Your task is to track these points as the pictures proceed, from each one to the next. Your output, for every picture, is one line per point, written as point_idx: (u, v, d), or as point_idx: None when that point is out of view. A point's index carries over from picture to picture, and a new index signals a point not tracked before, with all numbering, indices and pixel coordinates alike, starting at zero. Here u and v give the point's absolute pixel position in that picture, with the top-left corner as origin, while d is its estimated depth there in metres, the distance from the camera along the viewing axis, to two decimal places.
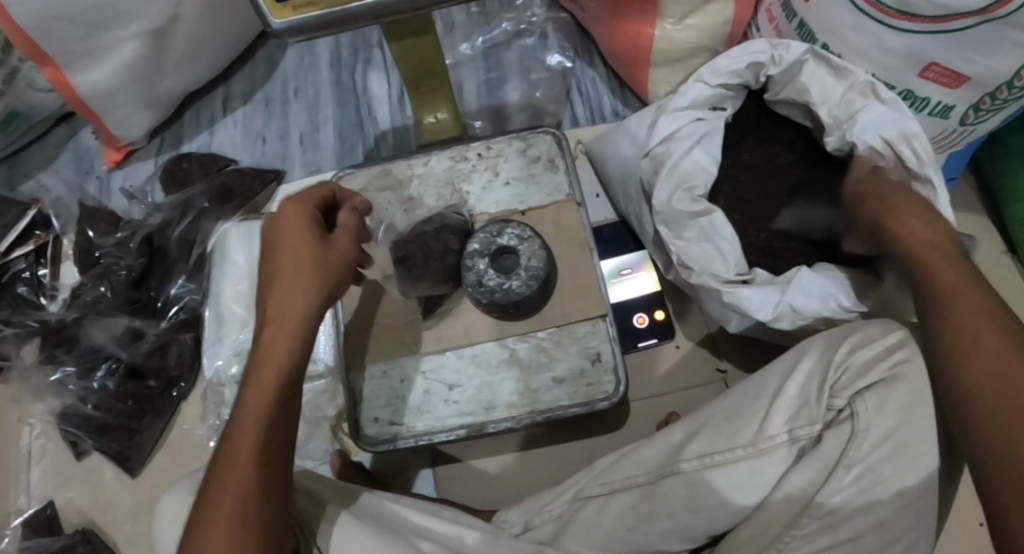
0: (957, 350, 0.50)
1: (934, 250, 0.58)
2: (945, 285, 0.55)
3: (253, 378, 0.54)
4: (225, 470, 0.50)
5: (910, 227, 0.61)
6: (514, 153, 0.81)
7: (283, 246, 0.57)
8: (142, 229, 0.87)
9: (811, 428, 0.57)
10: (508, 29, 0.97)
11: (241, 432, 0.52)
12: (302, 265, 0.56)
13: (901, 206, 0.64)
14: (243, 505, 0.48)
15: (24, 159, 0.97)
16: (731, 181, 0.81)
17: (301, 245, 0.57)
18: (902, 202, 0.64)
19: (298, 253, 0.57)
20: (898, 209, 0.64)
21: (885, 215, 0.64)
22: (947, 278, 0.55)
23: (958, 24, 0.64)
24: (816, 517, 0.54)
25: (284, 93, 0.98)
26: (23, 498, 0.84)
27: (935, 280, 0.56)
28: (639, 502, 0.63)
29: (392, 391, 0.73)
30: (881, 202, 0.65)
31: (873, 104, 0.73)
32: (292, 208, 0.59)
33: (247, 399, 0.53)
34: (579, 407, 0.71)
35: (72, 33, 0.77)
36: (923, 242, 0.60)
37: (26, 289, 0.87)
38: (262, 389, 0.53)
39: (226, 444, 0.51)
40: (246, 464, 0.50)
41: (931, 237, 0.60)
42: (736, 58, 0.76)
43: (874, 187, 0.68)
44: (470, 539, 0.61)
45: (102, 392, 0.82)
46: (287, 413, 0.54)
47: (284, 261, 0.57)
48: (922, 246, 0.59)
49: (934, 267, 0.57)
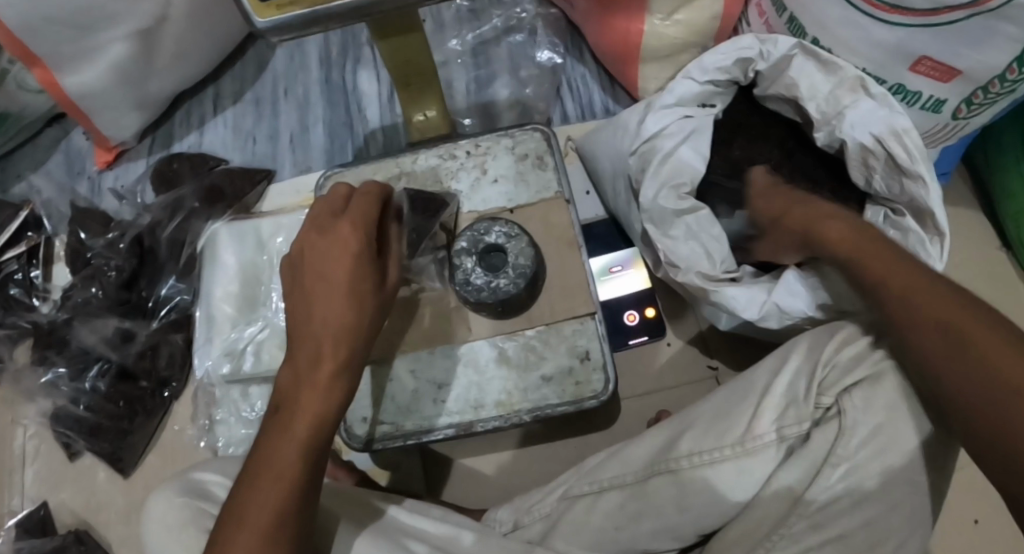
0: (920, 347, 0.53)
1: (852, 247, 0.63)
2: (878, 280, 0.59)
3: (290, 400, 0.53)
4: (255, 492, 0.50)
5: (826, 230, 0.66)
6: (502, 150, 0.80)
7: (333, 267, 0.56)
8: (132, 229, 0.87)
9: (800, 426, 0.57)
10: (498, 26, 0.97)
11: (275, 449, 0.52)
12: (356, 298, 0.56)
13: (808, 214, 0.69)
14: (270, 536, 0.49)
15: (16, 160, 0.97)
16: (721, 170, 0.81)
17: (357, 276, 0.56)
18: (808, 208, 0.70)
19: (353, 285, 0.56)
20: (807, 216, 0.69)
21: (801, 225, 0.69)
22: (880, 271, 0.59)
23: (949, 17, 0.63)
24: (804, 516, 0.54)
25: (274, 93, 0.98)
26: (17, 499, 0.85)
27: (868, 276, 0.60)
28: (626, 501, 0.63)
29: (378, 391, 0.72)
30: (790, 212, 0.71)
31: (862, 100, 0.72)
32: (350, 223, 0.57)
33: (286, 420, 0.53)
34: (567, 406, 0.71)
35: (59, 34, 0.77)
36: (839, 243, 0.64)
37: (19, 290, 0.87)
38: (305, 415, 0.53)
39: (260, 459, 0.52)
40: (278, 493, 0.50)
41: (842, 233, 0.65)
42: (725, 55, 0.75)
43: (775, 198, 0.74)
44: (461, 539, 0.61)
45: (94, 394, 0.82)
46: (324, 443, 0.54)
47: (334, 285, 0.55)
48: (841, 246, 0.64)
49: (868, 259, 0.61)
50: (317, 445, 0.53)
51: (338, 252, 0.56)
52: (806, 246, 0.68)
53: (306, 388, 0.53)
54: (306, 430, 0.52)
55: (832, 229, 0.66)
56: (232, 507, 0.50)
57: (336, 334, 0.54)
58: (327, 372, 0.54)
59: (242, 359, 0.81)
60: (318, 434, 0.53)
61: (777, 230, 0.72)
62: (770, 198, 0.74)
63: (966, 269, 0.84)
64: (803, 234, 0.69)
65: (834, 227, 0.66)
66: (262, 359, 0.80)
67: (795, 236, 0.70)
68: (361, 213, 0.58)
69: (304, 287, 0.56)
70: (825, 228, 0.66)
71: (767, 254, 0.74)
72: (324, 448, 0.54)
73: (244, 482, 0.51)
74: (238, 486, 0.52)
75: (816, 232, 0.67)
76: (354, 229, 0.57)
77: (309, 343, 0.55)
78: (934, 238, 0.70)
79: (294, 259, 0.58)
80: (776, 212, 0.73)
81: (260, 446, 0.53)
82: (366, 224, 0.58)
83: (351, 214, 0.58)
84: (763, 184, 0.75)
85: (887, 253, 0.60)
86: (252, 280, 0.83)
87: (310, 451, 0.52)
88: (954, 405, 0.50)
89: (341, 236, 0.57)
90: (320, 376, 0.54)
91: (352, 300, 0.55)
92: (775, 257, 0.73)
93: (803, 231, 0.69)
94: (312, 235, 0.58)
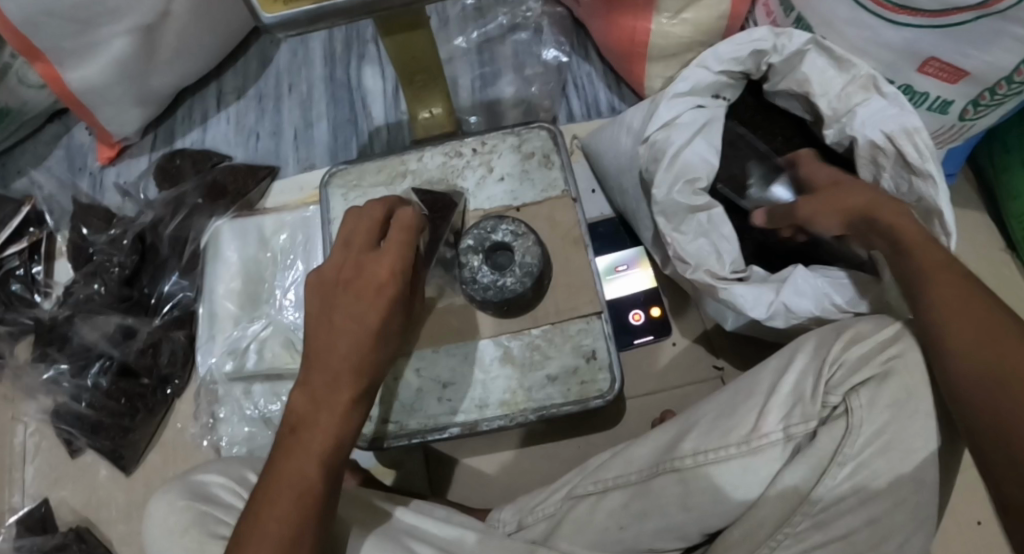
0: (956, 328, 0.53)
1: (903, 225, 0.61)
2: (917, 262, 0.58)
3: (306, 424, 0.54)
4: (271, 510, 0.51)
5: (884, 207, 0.64)
6: (508, 149, 0.80)
7: (364, 301, 0.55)
8: (134, 226, 0.86)
9: (805, 425, 0.57)
10: (503, 24, 0.96)
11: (292, 467, 0.52)
12: (384, 340, 0.56)
13: (854, 195, 0.67)
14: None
15: (18, 155, 0.97)
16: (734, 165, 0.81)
17: (386, 316, 0.55)
18: (861, 187, 0.67)
19: (382, 326, 0.55)
20: (862, 192, 0.67)
21: (856, 200, 0.66)
22: (925, 254, 0.58)
23: (958, 18, 0.63)
24: (810, 515, 0.54)
25: (277, 89, 0.97)
26: (18, 496, 0.84)
27: (913, 258, 0.59)
28: (631, 501, 0.63)
29: (382, 390, 0.72)
30: (848, 186, 0.68)
31: (873, 98, 0.72)
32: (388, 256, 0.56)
33: (300, 443, 0.53)
34: (572, 405, 0.71)
35: (62, 28, 0.77)
36: (896, 219, 0.62)
37: (20, 286, 0.87)
38: (322, 438, 0.53)
39: (276, 474, 0.53)
40: (297, 514, 0.51)
41: (896, 214, 0.63)
42: (740, 45, 0.75)
43: (824, 174, 0.73)
44: (463, 539, 0.61)
45: (95, 391, 0.81)
46: (339, 468, 0.54)
47: (366, 323, 0.55)
48: (895, 223, 0.62)
49: (924, 246, 0.59)
50: (333, 469, 0.53)
51: (372, 288, 0.55)
52: (852, 220, 0.67)
53: (324, 417, 0.54)
54: (321, 456, 0.53)
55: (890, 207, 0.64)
56: (248, 522, 0.51)
57: (356, 372, 0.54)
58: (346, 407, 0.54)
59: (245, 356, 0.80)
60: (334, 457, 0.54)
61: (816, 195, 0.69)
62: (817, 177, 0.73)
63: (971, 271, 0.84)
64: (856, 206, 0.66)
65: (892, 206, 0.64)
66: (264, 356, 0.79)
67: (841, 207, 0.67)
68: (401, 252, 0.56)
69: (332, 314, 0.55)
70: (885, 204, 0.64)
71: (797, 213, 0.70)
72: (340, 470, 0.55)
73: (259, 496, 0.52)
74: (253, 499, 0.52)
75: (872, 206, 0.65)
76: (390, 269, 0.55)
77: (332, 371, 0.54)
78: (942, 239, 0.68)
79: (325, 281, 0.56)
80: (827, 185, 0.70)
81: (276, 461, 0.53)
82: (403, 264, 0.56)
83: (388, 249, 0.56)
84: (812, 168, 0.74)
85: (927, 242, 0.59)
86: (256, 275, 0.84)
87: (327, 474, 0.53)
88: (966, 385, 0.51)
89: (377, 273, 0.55)
90: (340, 406, 0.54)
91: (379, 340, 0.55)
92: (804, 219, 0.70)
93: (857, 203, 0.66)
94: (349, 262, 0.56)
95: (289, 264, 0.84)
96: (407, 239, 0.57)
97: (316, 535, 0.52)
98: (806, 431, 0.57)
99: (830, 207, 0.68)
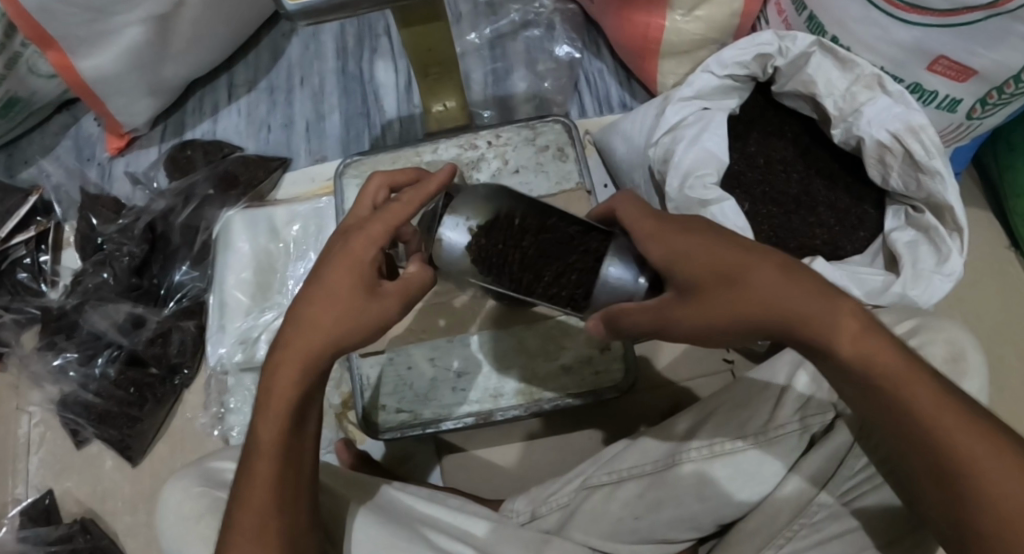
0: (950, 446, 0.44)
1: (845, 325, 0.45)
2: (884, 380, 0.45)
3: (264, 404, 0.51)
4: (247, 498, 0.50)
5: (791, 301, 0.45)
6: (522, 142, 0.81)
7: (329, 274, 0.51)
8: (145, 215, 0.86)
9: (822, 417, 0.59)
10: (516, 20, 0.97)
11: (258, 450, 0.50)
12: (340, 311, 0.51)
13: (765, 296, 0.46)
14: (262, 540, 0.49)
15: (25, 144, 0.96)
16: (536, 290, 0.54)
17: (351, 293, 0.51)
18: (761, 268, 0.46)
19: (335, 291, 0.51)
20: (763, 280, 0.46)
21: (764, 306, 0.46)
22: (891, 367, 0.45)
23: (967, 17, 0.64)
24: (826, 506, 0.56)
25: (289, 81, 0.97)
26: (21, 487, 0.83)
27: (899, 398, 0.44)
28: (645, 491, 0.62)
29: (399, 379, 0.73)
30: (734, 273, 0.46)
31: (879, 97, 0.74)
32: (365, 237, 0.52)
33: (259, 418, 0.51)
34: (587, 395, 0.71)
35: (75, 16, 0.76)
36: (827, 325, 0.45)
37: (27, 276, 0.86)
38: (271, 420, 0.50)
39: (249, 454, 0.51)
40: (264, 501, 0.49)
41: (822, 317, 0.45)
42: (743, 50, 0.77)
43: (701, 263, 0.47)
44: (479, 530, 0.62)
45: (103, 379, 0.82)
46: (302, 448, 0.52)
47: (331, 293, 0.51)
48: (834, 325, 0.45)
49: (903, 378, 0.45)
50: (294, 448, 0.51)
51: (343, 261, 0.51)
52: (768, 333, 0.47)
53: (271, 398, 0.50)
54: (278, 440, 0.50)
55: (806, 299, 0.45)
56: (231, 505, 0.51)
57: (310, 351, 0.50)
58: (288, 382, 0.50)
59: (257, 348, 0.81)
60: (286, 441, 0.50)
61: (695, 300, 0.47)
62: (683, 258, 0.48)
63: (976, 269, 0.85)
64: (743, 313, 0.46)
65: (799, 296, 0.45)
66: None
67: (728, 318, 0.46)
68: (382, 229, 0.53)
69: (308, 279, 0.53)
70: (789, 299, 0.45)
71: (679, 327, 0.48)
72: (305, 446, 0.52)
73: (238, 480, 0.51)
74: (236, 480, 0.51)
75: (763, 309, 0.46)
76: (367, 241, 0.52)
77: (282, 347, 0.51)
78: (952, 233, 0.72)
79: (321, 255, 0.54)
80: (702, 272, 0.47)
81: (249, 440, 0.52)
82: (380, 240, 0.52)
83: (370, 229, 0.52)
84: (682, 245, 0.49)
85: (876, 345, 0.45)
86: (268, 268, 0.84)
87: (289, 454, 0.50)
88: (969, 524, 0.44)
89: (350, 242, 0.52)
90: (283, 382, 0.50)
91: (348, 318, 0.51)
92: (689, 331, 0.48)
93: (741, 311, 0.46)
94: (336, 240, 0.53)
95: (302, 254, 0.84)
96: (397, 217, 0.53)
97: (288, 520, 0.50)
98: (822, 422, 0.59)
99: (706, 321, 0.47)
